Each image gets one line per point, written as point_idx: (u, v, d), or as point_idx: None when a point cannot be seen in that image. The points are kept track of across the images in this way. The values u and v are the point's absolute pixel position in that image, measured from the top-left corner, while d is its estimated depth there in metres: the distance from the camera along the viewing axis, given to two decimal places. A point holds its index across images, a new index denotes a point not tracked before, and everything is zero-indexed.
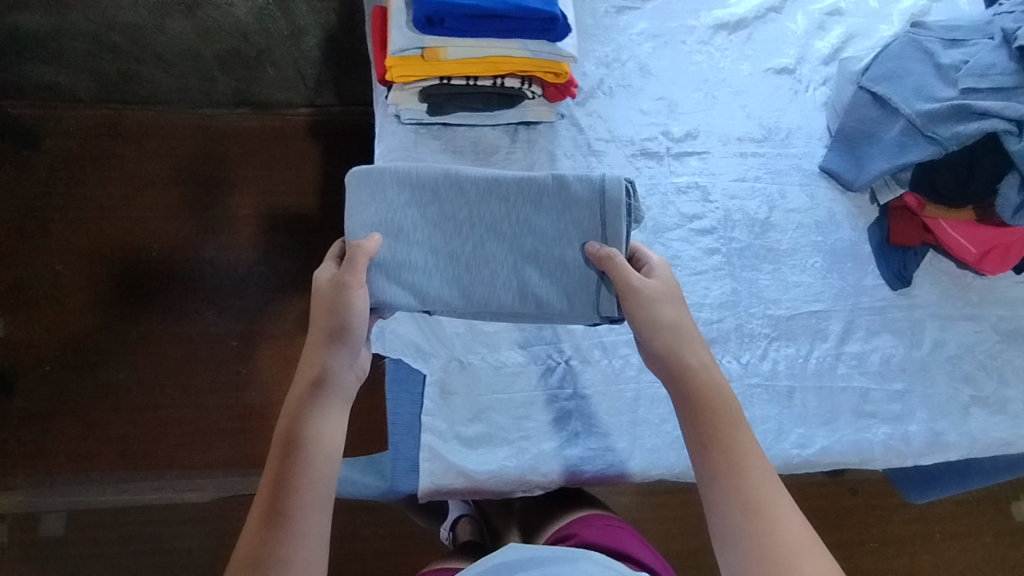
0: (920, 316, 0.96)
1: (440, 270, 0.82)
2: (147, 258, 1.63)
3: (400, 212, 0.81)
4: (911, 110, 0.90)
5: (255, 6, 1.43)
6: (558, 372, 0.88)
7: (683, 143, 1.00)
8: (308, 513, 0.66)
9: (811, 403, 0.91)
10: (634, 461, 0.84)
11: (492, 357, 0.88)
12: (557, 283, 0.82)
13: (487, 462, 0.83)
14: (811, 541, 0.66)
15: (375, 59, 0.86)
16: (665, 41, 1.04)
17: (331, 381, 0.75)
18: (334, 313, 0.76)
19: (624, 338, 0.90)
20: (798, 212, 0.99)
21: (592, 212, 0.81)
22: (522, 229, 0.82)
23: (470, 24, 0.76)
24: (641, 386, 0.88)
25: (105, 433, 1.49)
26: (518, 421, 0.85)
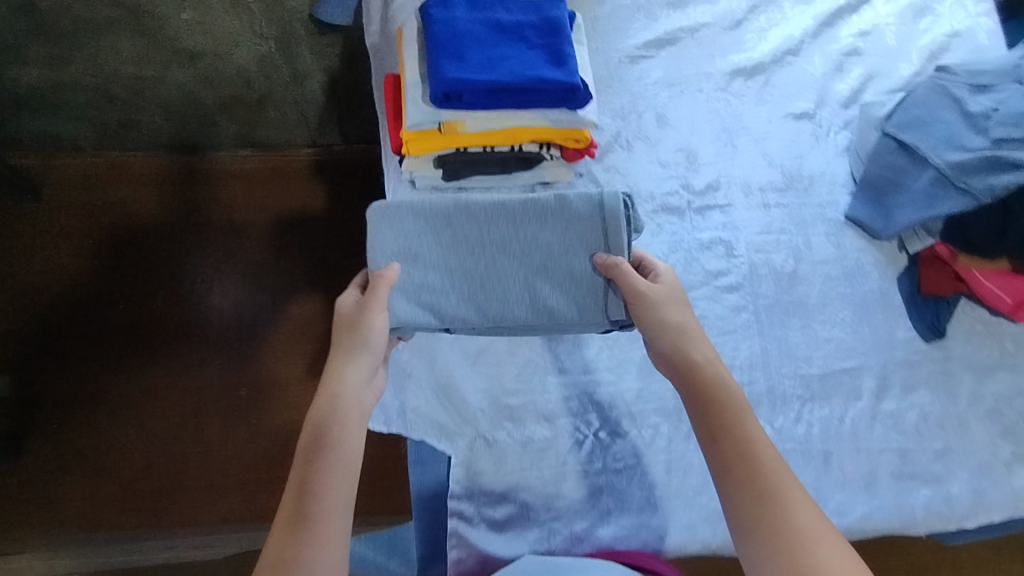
0: (957, 368, 0.93)
1: (453, 287, 0.82)
2: (152, 305, 1.60)
3: (413, 233, 0.82)
4: (941, 160, 0.87)
5: (257, 54, 1.40)
6: (588, 446, 0.85)
7: (704, 196, 0.97)
8: (326, 524, 0.64)
9: (848, 467, 0.88)
10: (668, 538, 0.83)
11: (518, 432, 0.85)
12: (567, 293, 0.82)
13: (517, 547, 0.82)
14: (825, 528, 0.64)
15: (389, 129, 0.83)
16: (681, 90, 1.01)
17: (350, 394, 0.72)
18: (354, 332, 0.75)
19: (653, 407, 0.88)
20: (825, 263, 0.96)
21: (594, 223, 0.82)
22: (529, 243, 0.83)
23: (490, 99, 0.73)
24: (672, 457, 0.86)
25: (117, 490, 1.45)
26: (549, 500, 0.83)
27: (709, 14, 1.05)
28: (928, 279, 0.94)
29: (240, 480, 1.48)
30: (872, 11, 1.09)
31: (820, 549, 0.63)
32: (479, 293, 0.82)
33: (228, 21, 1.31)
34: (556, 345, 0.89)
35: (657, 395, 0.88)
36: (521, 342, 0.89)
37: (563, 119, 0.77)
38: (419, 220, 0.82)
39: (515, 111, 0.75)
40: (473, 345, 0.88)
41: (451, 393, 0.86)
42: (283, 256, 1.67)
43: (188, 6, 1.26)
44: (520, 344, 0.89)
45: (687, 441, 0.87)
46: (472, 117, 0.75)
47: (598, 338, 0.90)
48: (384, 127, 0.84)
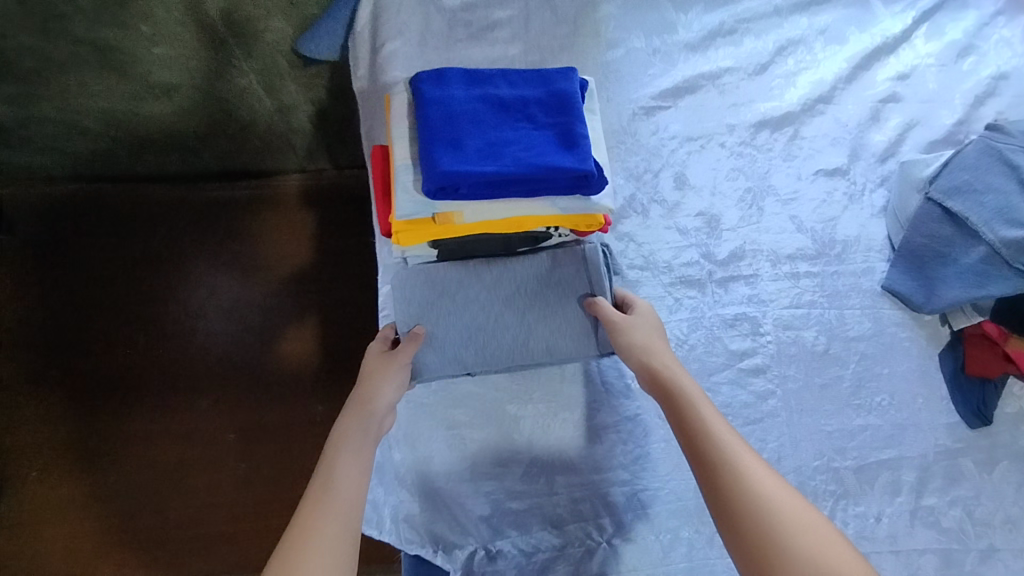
0: (1003, 457, 0.85)
1: (448, 336, 0.78)
2: (134, 346, 1.48)
3: (403, 288, 0.78)
4: (994, 236, 0.80)
5: (238, 86, 1.30)
6: (600, 555, 0.77)
7: (728, 266, 0.88)
8: (330, 520, 0.57)
9: (888, 572, 0.80)
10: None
11: (522, 541, 0.77)
12: (564, 333, 0.79)
13: None
14: (789, 491, 0.59)
15: (377, 210, 0.74)
16: (702, 145, 0.93)
17: (374, 407, 0.69)
18: (379, 361, 0.73)
19: (671, 509, 0.79)
20: (860, 340, 0.87)
21: (580, 272, 0.80)
22: (520, 292, 0.80)
23: (491, 190, 0.63)
24: (693, 565, 0.78)
25: (101, 544, 1.37)
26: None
27: (732, 57, 0.97)
28: (980, 363, 0.85)
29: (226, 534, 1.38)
30: (912, 50, 0.99)
31: (786, 511, 0.57)
32: (476, 337, 0.78)
33: (203, 58, 1.20)
34: (565, 440, 0.80)
35: (677, 496, 0.80)
36: (525, 438, 0.80)
37: (572, 204, 0.68)
38: (407, 275, 0.79)
39: (521, 202, 0.66)
40: (472, 443, 0.79)
41: (448, 501, 0.77)
42: (274, 291, 1.54)
43: (158, 39, 1.13)
44: (524, 441, 0.80)
45: (709, 546, 0.79)
46: (471, 209, 0.66)
47: (611, 431, 0.81)
48: (371, 205, 0.75)
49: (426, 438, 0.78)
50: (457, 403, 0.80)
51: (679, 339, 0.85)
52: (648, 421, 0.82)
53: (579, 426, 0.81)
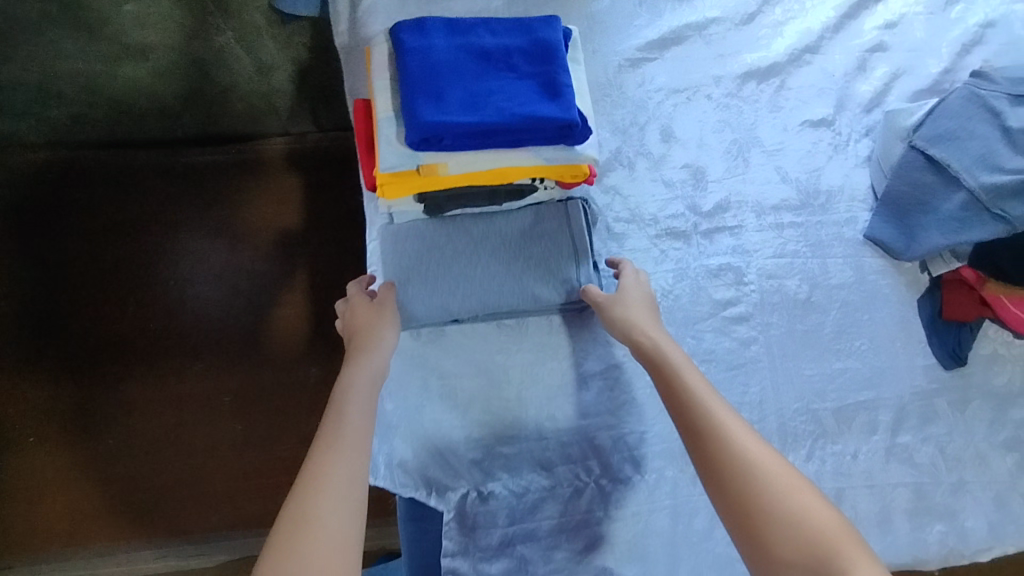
0: (977, 397, 0.88)
1: (436, 287, 0.79)
2: (126, 312, 1.49)
3: (387, 238, 0.81)
4: (974, 181, 0.80)
5: (215, 46, 1.35)
6: (588, 494, 0.81)
7: (713, 218, 0.89)
8: (337, 466, 0.62)
9: (861, 505, 0.85)
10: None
11: (513, 483, 0.81)
12: (550, 281, 0.80)
13: None
14: (775, 457, 0.61)
15: (362, 164, 0.74)
16: (688, 97, 0.92)
17: (372, 347, 0.73)
18: (369, 306, 0.77)
19: (657, 450, 0.83)
20: (842, 289, 0.89)
21: (564, 224, 0.81)
22: (507, 243, 0.81)
23: (475, 141, 0.64)
24: (677, 502, 0.82)
25: (104, 504, 1.40)
26: (549, 552, 0.79)
27: (719, 8, 0.96)
28: (954, 309, 0.88)
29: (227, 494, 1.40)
30: None
31: (776, 482, 0.59)
32: (460, 282, 0.80)
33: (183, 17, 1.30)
34: (552, 388, 0.83)
35: (662, 438, 0.83)
36: (514, 386, 0.82)
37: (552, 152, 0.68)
38: (392, 225, 0.82)
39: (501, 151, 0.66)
40: (462, 393, 0.81)
41: (440, 446, 0.80)
42: (262, 256, 1.54)
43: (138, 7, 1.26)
44: (513, 389, 0.82)
45: (692, 484, 0.82)
46: (452, 160, 0.66)
47: (597, 378, 0.83)
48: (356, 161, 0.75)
49: (417, 387, 0.81)
50: (446, 353, 0.82)
51: (665, 289, 0.87)
52: (632, 367, 0.84)
53: (567, 375, 0.83)
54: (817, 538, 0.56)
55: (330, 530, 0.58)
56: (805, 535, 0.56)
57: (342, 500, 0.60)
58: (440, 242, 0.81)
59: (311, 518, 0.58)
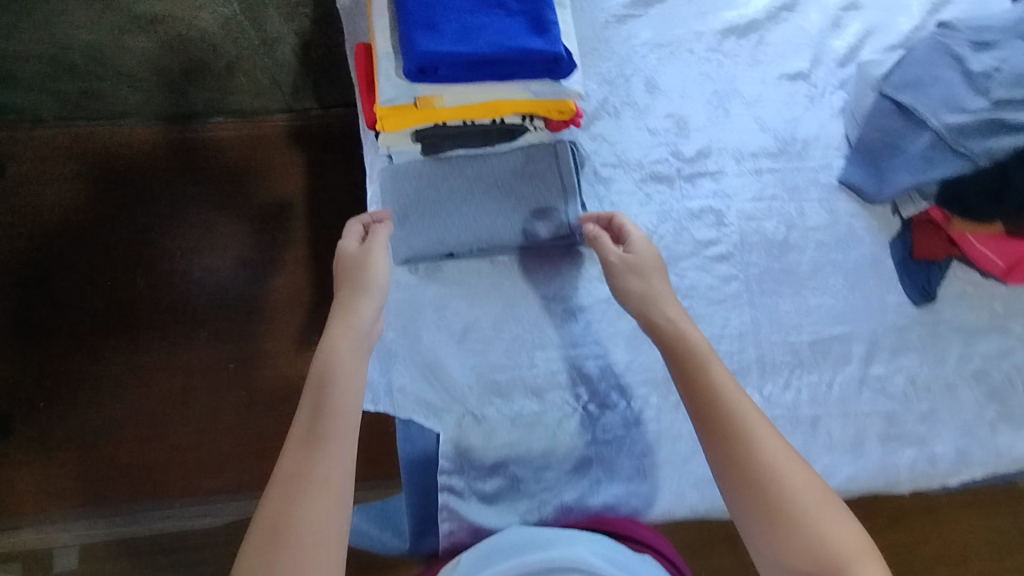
0: (946, 332, 0.93)
1: (434, 222, 0.85)
2: (134, 284, 1.51)
3: (387, 177, 0.87)
4: (939, 123, 0.84)
5: (222, 17, 1.47)
6: (577, 419, 0.86)
7: (695, 163, 0.95)
8: (322, 467, 0.67)
9: (835, 431, 0.89)
10: (640, 499, 0.86)
11: (506, 408, 0.85)
12: (541, 217, 0.86)
13: (509, 516, 0.84)
14: (797, 467, 0.68)
15: (362, 104, 0.79)
16: (671, 52, 0.98)
17: (361, 324, 0.76)
18: (361, 271, 0.78)
19: (642, 378, 0.88)
20: (817, 230, 0.94)
21: (554, 165, 0.87)
22: (500, 183, 0.86)
23: (467, 72, 0.69)
24: (661, 427, 0.87)
25: (110, 466, 1.42)
26: (540, 472, 0.84)
27: None
28: (920, 247, 0.92)
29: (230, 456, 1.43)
30: None
31: (794, 494, 0.66)
32: (456, 218, 0.85)
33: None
34: (542, 320, 0.88)
35: (647, 367, 0.88)
36: (507, 317, 0.87)
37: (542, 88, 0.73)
38: (392, 164, 0.87)
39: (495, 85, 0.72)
40: (457, 323, 0.86)
41: (438, 371, 0.85)
42: (265, 231, 1.56)
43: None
44: (506, 321, 0.87)
45: (676, 411, 0.87)
46: (449, 92, 0.72)
47: (586, 311, 0.89)
48: (357, 101, 0.80)
49: (416, 316, 0.86)
50: (443, 285, 0.87)
51: (649, 229, 0.92)
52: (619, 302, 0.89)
53: (557, 307, 0.88)
54: (828, 550, 0.64)
55: (319, 533, 0.64)
56: (817, 547, 0.64)
57: (339, 490, 0.67)
58: (437, 181, 0.86)
59: (313, 512, 0.64)
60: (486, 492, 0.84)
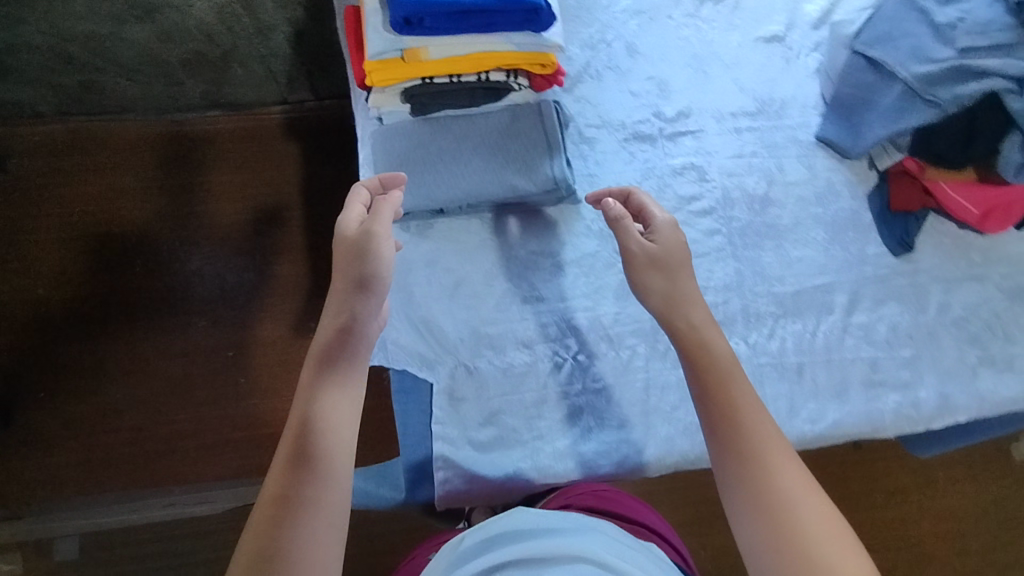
0: (925, 281, 0.95)
1: (422, 178, 0.86)
2: (133, 273, 1.51)
3: (378, 135, 0.89)
4: (908, 74, 0.87)
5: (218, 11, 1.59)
6: (567, 369, 0.88)
7: (676, 123, 0.98)
8: (318, 484, 0.64)
9: (821, 379, 0.91)
10: (631, 448, 0.86)
11: (498, 359, 0.87)
12: (526, 171, 0.87)
13: (501, 466, 0.84)
14: (813, 494, 0.65)
15: (352, 62, 0.84)
16: (651, 18, 1.01)
17: (360, 330, 0.73)
18: (364, 266, 0.74)
19: (630, 329, 0.89)
20: (797, 185, 0.97)
21: (538, 122, 0.89)
22: (486, 141, 0.89)
23: (450, 23, 0.77)
24: (650, 375, 0.88)
25: (109, 454, 1.41)
26: (531, 421, 0.86)
27: None
28: (897, 198, 0.96)
29: (229, 441, 1.42)
30: None
31: (806, 518, 0.63)
32: (443, 174, 0.87)
33: None
34: (532, 274, 0.90)
35: (634, 319, 0.90)
36: (497, 272, 0.89)
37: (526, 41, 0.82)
38: (382, 125, 0.90)
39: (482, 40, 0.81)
40: (448, 278, 0.88)
41: (431, 324, 0.87)
42: (262, 220, 1.56)
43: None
44: (495, 275, 0.89)
45: (664, 360, 0.89)
46: (441, 45, 0.80)
47: (573, 265, 0.91)
48: (347, 61, 0.85)
49: (407, 271, 0.88)
50: (434, 241, 0.89)
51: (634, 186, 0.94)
52: (606, 256, 0.92)
53: (545, 262, 0.90)
54: None
55: (313, 553, 0.61)
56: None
57: (336, 512, 0.64)
58: (425, 140, 0.88)
59: (310, 538, 0.61)
60: (478, 441, 0.85)
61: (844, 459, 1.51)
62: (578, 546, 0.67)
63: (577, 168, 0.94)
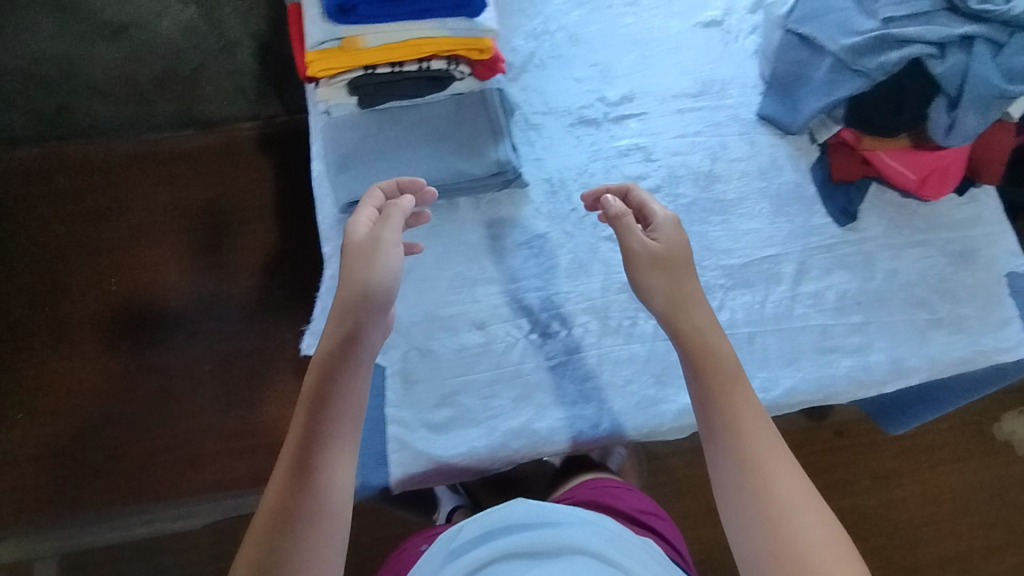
0: (872, 249, 0.97)
1: (371, 168, 0.89)
2: (107, 293, 1.49)
3: (328, 128, 0.92)
4: (837, 47, 0.88)
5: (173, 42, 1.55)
6: (520, 347, 0.88)
7: (620, 106, 1.00)
8: (324, 501, 0.63)
9: (772, 346, 0.92)
10: (587, 422, 0.86)
11: (452, 341, 0.88)
12: (472, 157, 0.90)
13: (456, 445, 0.84)
14: (813, 505, 0.64)
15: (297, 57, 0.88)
16: (593, 9, 1.05)
17: (365, 339, 0.71)
18: (368, 274, 0.73)
19: (582, 307, 0.90)
20: (741, 161, 1.00)
21: (483, 109, 0.92)
22: (434, 130, 0.91)
23: (383, 10, 0.81)
24: (603, 351, 0.89)
25: (88, 473, 1.38)
26: (485, 401, 0.86)
27: None
28: (839, 165, 0.97)
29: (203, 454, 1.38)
30: None
31: (803, 528, 0.62)
32: (391, 163, 0.89)
33: None
34: (483, 257, 0.92)
35: (586, 296, 0.91)
36: (449, 256, 0.91)
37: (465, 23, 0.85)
38: (331, 117, 0.92)
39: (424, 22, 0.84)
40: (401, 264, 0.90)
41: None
42: (235, 231, 1.53)
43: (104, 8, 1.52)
44: (447, 259, 0.91)
45: (617, 335, 0.89)
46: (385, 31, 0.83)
47: (525, 247, 0.93)
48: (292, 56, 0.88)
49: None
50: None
51: (581, 168, 0.97)
52: (555, 237, 0.93)
53: (496, 245, 0.93)
54: None
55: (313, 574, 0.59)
56: None
57: (336, 527, 0.63)
58: (372, 131, 0.91)
59: (308, 556, 0.60)
60: (434, 422, 0.85)
61: (825, 444, 1.51)
62: (574, 539, 0.68)
63: (525, 153, 0.97)
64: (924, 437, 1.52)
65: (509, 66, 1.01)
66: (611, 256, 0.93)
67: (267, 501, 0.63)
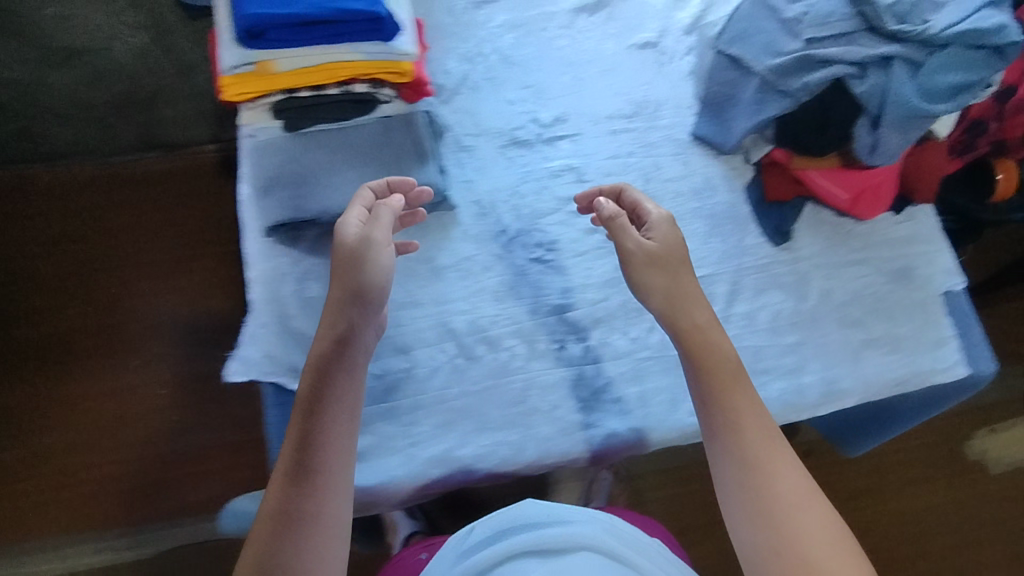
0: (807, 269, 0.96)
1: (298, 193, 0.90)
2: (63, 316, 1.44)
3: (255, 152, 0.92)
4: (763, 67, 0.89)
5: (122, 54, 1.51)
6: (444, 371, 0.86)
7: (553, 128, 1.01)
8: (325, 503, 0.65)
9: None
10: (509, 449, 0.83)
11: (373, 366, 0.86)
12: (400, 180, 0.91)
13: (374, 475, 0.81)
14: (809, 500, 0.67)
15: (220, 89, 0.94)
16: (528, 31, 1.06)
17: (359, 340, 0.72)
18: (361, 272, 0.73)
19: (509, 330, 0.89)
20: (674, 181, 0.99)
21: (411, 132, 0.94)
22: (363, 153, 0.93)
23: (294, 32, 0.89)
24: (530, 376, 0.87)
25: (36, 503, 1.32)
26: (404, 427, 0.84)
27: None
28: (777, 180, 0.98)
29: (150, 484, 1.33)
30: None
31: (799, 523, 0.65)
32: (319, 187, 0.90)
33: None
34: (409, 280, 0.90)
35: (513, 319, 0.90)
36: None
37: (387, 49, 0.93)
38: (258, 142, 0.93)
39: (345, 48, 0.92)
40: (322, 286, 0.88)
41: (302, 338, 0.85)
42: (193, 252, 1.51)
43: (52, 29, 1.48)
44: None
45: (544, 359, 0.88)
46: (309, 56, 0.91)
47: (452, 270, 0.92)
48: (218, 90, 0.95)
49: (280, 282, 0.87)
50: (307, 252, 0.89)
51: (513, 189, 0.97)
52: (484, 259, 0.93)
53: (423, 267, 0.91)
54: None
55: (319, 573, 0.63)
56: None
57: (334, 527, 0.65)
58: (300, 156, 0.92)
59: (311, 557, 0.63)
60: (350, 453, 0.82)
61: None
62: (582, 538, 0.66)
63: (455, 175, 0.97)
64: (894, 458, 1.48)
65: (440, 88, 1.01)
66: (540, 279, 0.92)
67: (267, 504, 0.66)
